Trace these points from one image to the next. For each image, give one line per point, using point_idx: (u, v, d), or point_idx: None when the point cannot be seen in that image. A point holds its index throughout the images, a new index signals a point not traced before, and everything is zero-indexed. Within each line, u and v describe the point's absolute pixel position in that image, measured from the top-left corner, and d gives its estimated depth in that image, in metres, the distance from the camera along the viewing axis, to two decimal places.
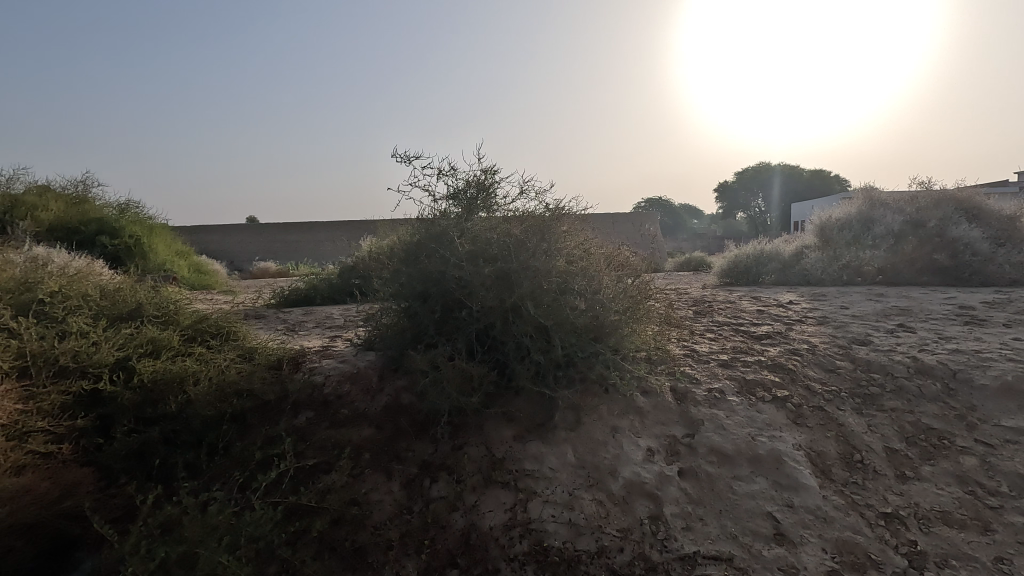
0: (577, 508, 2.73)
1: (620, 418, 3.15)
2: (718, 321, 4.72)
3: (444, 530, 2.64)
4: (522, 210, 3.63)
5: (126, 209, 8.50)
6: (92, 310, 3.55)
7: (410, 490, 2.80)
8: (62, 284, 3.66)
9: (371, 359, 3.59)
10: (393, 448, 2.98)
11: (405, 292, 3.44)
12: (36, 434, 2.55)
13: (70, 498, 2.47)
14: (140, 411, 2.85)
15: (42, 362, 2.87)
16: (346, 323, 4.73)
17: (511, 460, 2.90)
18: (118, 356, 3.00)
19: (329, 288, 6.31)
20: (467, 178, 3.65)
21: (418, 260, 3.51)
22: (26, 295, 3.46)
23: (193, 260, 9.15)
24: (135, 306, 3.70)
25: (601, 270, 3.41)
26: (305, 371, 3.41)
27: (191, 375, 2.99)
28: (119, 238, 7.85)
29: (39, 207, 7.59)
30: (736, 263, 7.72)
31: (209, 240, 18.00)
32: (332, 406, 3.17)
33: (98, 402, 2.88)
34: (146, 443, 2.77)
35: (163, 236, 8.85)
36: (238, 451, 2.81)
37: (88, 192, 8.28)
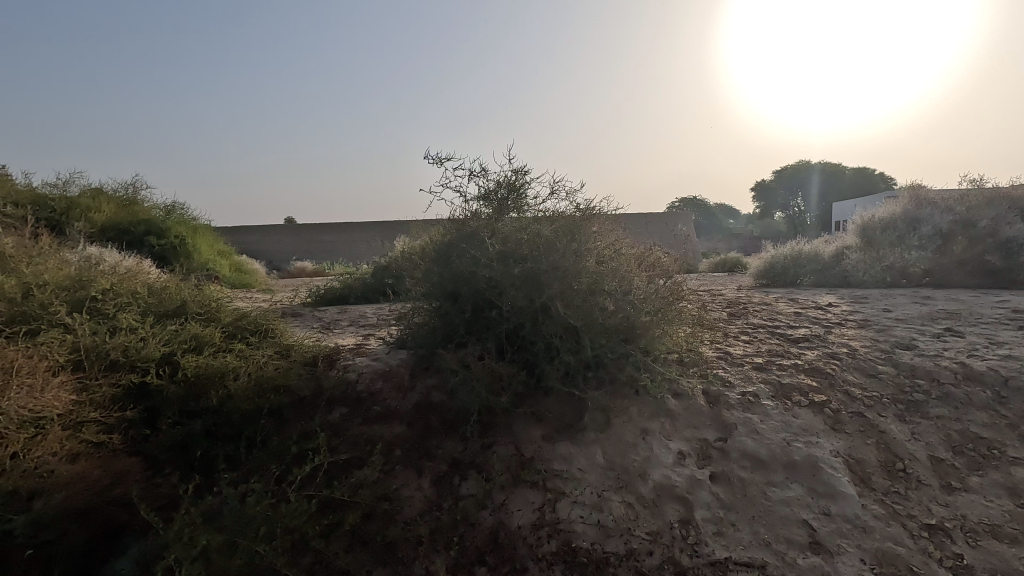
0: (606, 509, 2.72)
1: (651, 420, 3.12)
2: (754, 323, 4.61)
3: (472, 528, 2.65)
4: (553, 210, 3.64)
5: (172, 209, 8.87)
6: (142, 307, 3.72)
7: (440, 487, 2.83)
8: (114, 282, 3.86)
9: (403, 357, 3.67)
10: (424, 446, 3.02)
11: (437, 293, 3.50)
12: (89, 424, 2.62)
13: (119, 486, 2.53)
14: (185, 404, 2.97)
15: (95, 355, 3.00)
16: (379, 322, 4.84)
17: (540, 460, 2.90)
18: (165, 351, 3.14)
19: (364, 288, 6.44)
20: (498, 179, 3.71)
21: (449, 261, 3.56)
22: (81, 292, 3.64)
23: (234, 259, 9.48)
24: (179, 303, 3.87)
25: (631, 271, 3.40)
26: (339, 369, 3.52)
27: (231, 370, 3.10)
28: (166, 238, 8.19)
29: (92, 208, 7.91)
30: (772, 264, 7.55)
31: (249, 239, 18.60)
32: (364, 402, 3.25)
33: (144, 395, 2.99)
34: (188, 435, 2.86)
35: (206, 236, 9.17)
36: (274, 445, 2.88)
37: (138, 194, 8.66)
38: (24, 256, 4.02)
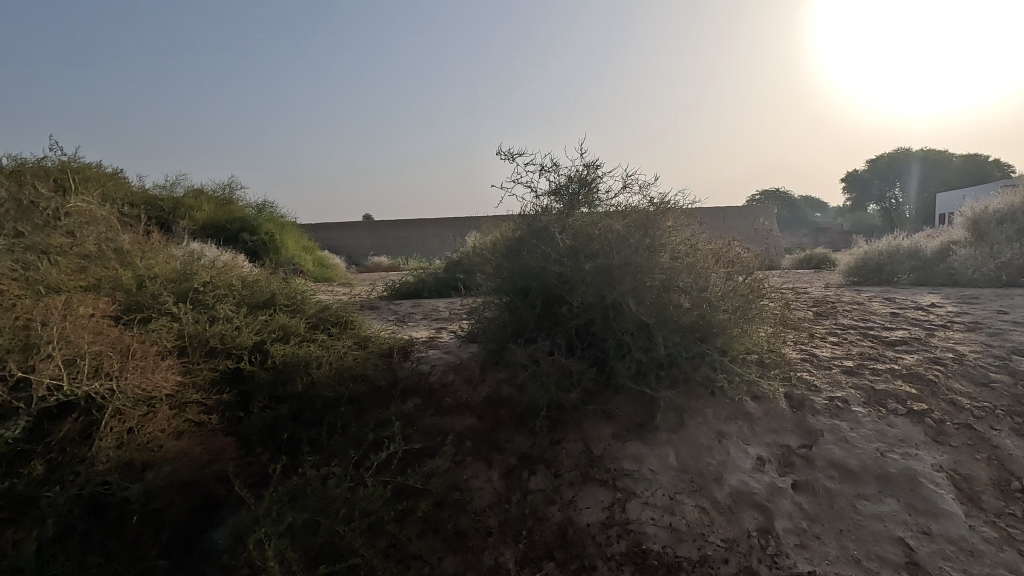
0: (679, 513, 2.64)
1: (727, 422, 2.99)
2: (844, 324, 4.30)
3: (541, 523, 2.66)
4: (626, 204, 3.54)
5: (263, 208, 9.51)
6: (236, 298, 4.01)
7: (509, 480, 2.85)
8: (213, 275, 4.19)
9: (474, 351, 3.74)
10: (493, 439, 3.06)
11: (507, 288, 3.53)
12: (192, 405, 2.72)
13: (218, 463, 2.60)
14: (274, 390, 3.17)
15: (196, 342, 3.25)
16: (451, 316, 4.95)
17: (610, 459, 2.86)
18: (256, 339, 3.39)
19: (437, 283, 6.62)
20: (569, 174, 3.66)
21: (519, 256, 3.58)
22: (185, 284, 3.98)
23: (317, 254, 10.04)
24: (269, 296, 4.15)
25: (708, 267, 3.27)
26: (413, 360, 3.65)
27: (314, 359, 3.29)
28: (257, 234, 8.80)
29: (195, 207, 8.61)
30: (865, 260, 7.01)
31: (331, 236, 19.62)
32: (436, 394, 3.34)
33: (238, 380, 3.22)
34: (276, 419, 3.05)
35: (292, 233, 9.76)
36: (353, 432, 3.01)
37: (233, 194, 9.35)
38: (138, 250, 4.44)
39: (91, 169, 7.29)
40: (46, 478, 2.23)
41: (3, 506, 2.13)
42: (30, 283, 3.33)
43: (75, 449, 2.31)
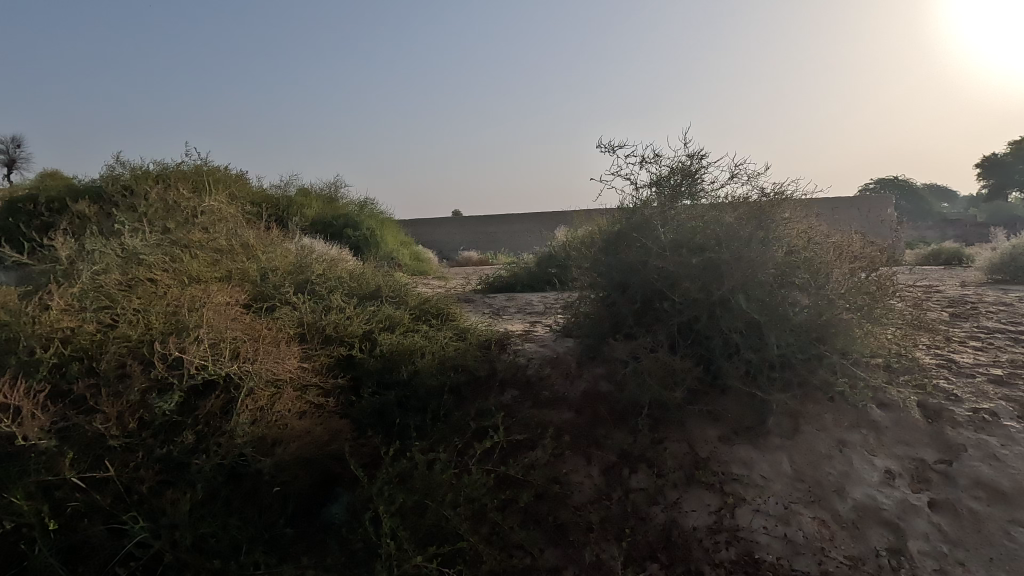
0: (795, 523, 2.48)
1: (850, 431, 2.76)
2: (988, 327, 3.82)
3: (644, 522, 2.59)
4: (733, 195, 3.39)
5: (365, 205, 10.08)
6: (346, 290, 4.27)
7: (609, 477, 2.81)
8: (325, 268, 4.49)
9: (570, 345, 3.73)
10: (592, 434, 3.02)
11: (604, 282, 3.48)
12: (311, 387, 2.96)
13: (336, 442, 2.79)
14: (382, 376, 3.34)
15: (313, 330, 3.50)
16: (545, 310, 4.97)
17: (716, 462, 2.74)
18: (366, 329, 3.60)
19: (530, 277, 6.67)
20: (672, 165, 3.55)
21: (618, 250, 3.50)
22: (302, 276, 4.30)
23: (413, 249, 10.50)
24: (375, 288, 4.39)
25: (828, 262, 3.03)
26: (510, 353, 3.71)
27: (418, 349, 3.44)
28: (360, 230, 9.34)
29: (306, 205, 9.31)
30: (1009, 256, 6.19)
31: (423, 231, 20.43)
32: (534, 387, 3.37)
33: (350, 366, 3.43)
34: (384, 404, 3.20)
35: (390, 228, 10.25)
36: (455, 420, 3.10)
37: (338, 192, 9.98)
38: (261, 245, 4.86)
39: (220, 171, 8.06)
40: (195, 447, 2.48)
41: (162, 470, 2.39)
42: (176, 273, 3.73)
43: (218, 423, 2.56)
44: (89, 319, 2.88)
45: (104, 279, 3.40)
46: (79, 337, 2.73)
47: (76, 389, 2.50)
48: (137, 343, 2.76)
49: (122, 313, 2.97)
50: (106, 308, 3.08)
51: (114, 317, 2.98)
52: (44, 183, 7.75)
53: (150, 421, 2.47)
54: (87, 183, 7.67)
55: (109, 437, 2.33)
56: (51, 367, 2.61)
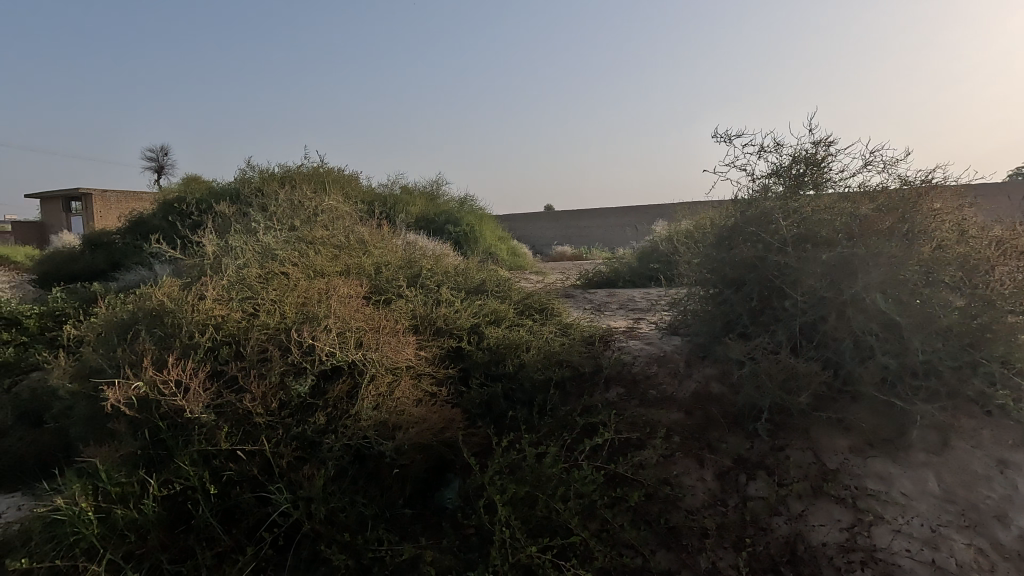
0: (944, 549, 2.25)
1: (1014, 450, 2.52)
2: None
3: (764, 533, 2.44)
4: (867, 185, 3.12)
5: (465, 201, 10.39)
6: (453, 284, 4.43)
7: (724, 482, 2.68)
8: (433, 263, 4.69)
9: (678, 344, 3.62)
10: (704, 437, 2.89)
11: (717, 279, 3.31)
12: (425, 377, 3.10)
13: (449, 430, 2.90)
14: (489, 368, 3.42)
15: (425, 322, 3.67)
16: (649, 307, 4.85)
17: (847, 474, 2.54)
18: (473, 322, 3.72)
19: (631, 273, 6.53)
20: (794, 153, 3.30)
21: (731, 245, 3.31)
22: (412, 271, 4.52)
23: (510, 244, 10.67)
24: (480, 283, 4.52)
25: (987, 258, 2.72)
26: (615, 350, 3.66)
27: (524, 343, 3.50)
28: (460, 225, 9.63)
29: (411, 202, 9.75)
30: None
31: (518, 226, 20.68)
32: (641, 385, 3.29)
33: (459, 357, 3.55)
34: (492, 395, 3.27)
35: (489, 224, 10.48)
36: (561, 415, 3.10)
37: (440, 189, 10.37)
38: (374, 240, 5.17)
39: (335, 172, 8.67)
40: (326, 427, 2.69)
41: (298, 447, 2.61)
42: (303, 267, 4.06)
43: (345, 406, 2.75)
44: (236, 308, 3.23)
45: (245, 272, 3.78)
46: (228, 323, 3.07)
47: (227, 370, 2.80)
48: (275, 331, 3.04)
49: (262, 303, 3.30)
50: (248, 299, 3.43)
51: (255, 308, 3.31)
52: (191, 187, 8.77)
53: (288, 401, 2.71)
54: (225, 186, 8.56)
55: (255, 414, 2.59)
56: (207, 350, 2.94)
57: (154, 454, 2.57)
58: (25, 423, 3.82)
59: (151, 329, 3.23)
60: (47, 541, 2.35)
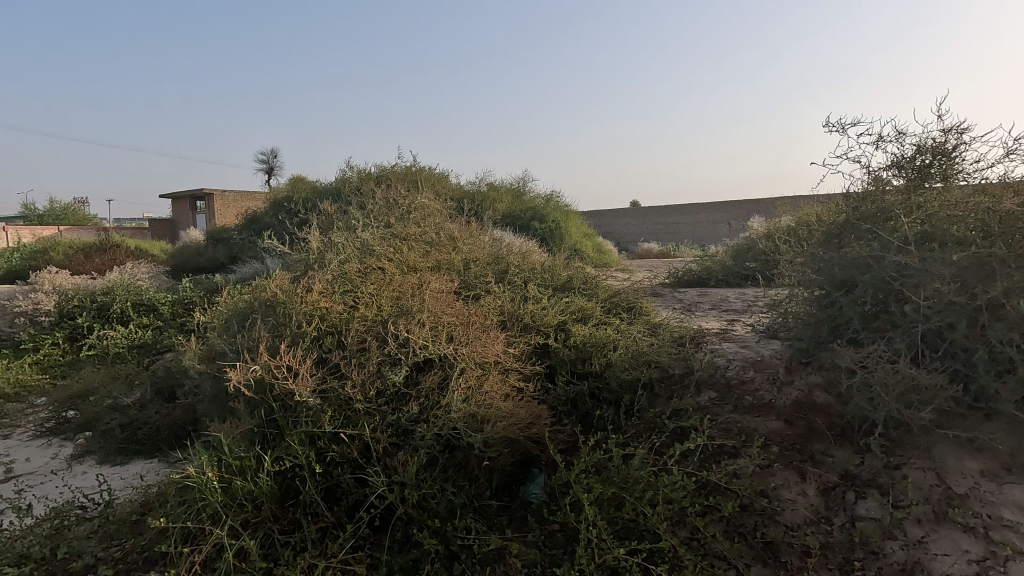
0: None
1: None
2: None
3: (876, 557, 2.23)
4: (1005, 178, 2.80)
5: (551, 198, 10.40)
6: (540, 281, 4.46)
7: (829, 499, 2.49)
8: (520, 260, 4.74)
9: (778, 349, 3.42)
10: (807, 449, 2.71)
11: (824, 280, 3.07)
12: (513, 372, 3.15)
13: (536, 426, 2.90)
14: (575, 365, 3.40)
15: (513, 318, 3.72)
16: (745, 308, 4.61)
17: (977, 500, 2.30)
18: (560, 319, 3.72)
19: (724, 271, 6.23)
20: (918, 142, 3.00)
21: (842, 244, 3.09)
22: (500, 267, 4.60)
23: (597, 241, 10.55)
24: (567, 281, 4.52)
25: None
26: (707, 352, 3.52)
27: (611, 343, 3.45)
28: (547, 222, 9.65)
29: (498, 199, 9.91)
30: None
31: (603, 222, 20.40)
32: (735, 390, 3.14)
33: (546, 354, 3.56)
34: (578, 394, 3.25)
35: (575, 220, 10.42)
36: (649, 417, 3.02)
37: (526, 186, 10.44)
38: (464, 237, 5.31)
39: (426, 171, 8.99)
40: (419, 416, 2.79)
41: (393, 434, 2.75)
42: (398, 263, 4.26)
43: (436, 397, 2.85)
44: (338, 301, 3.45)
45: (347, 267, 4.03)
46: (332, 315, 3.29)
47: (331, 358, 3.00)
48: (374, 323, 3.22)
49: (361, 296, 3.50)
50: (349, 292, 3.65)
51: (355, 300, 3.52)
52: (298, 187, 9.47)
53: (384, 389, 2.86)
54: (327, 185, 9.15)
55: (355, 400, 2.76)
56: (313, 339, 3.17)
57: (268, 432, 2.81)
58: (161, 397, 4.31)
59: (265, 318, 3.53)
60: (180, 504, 2.64)
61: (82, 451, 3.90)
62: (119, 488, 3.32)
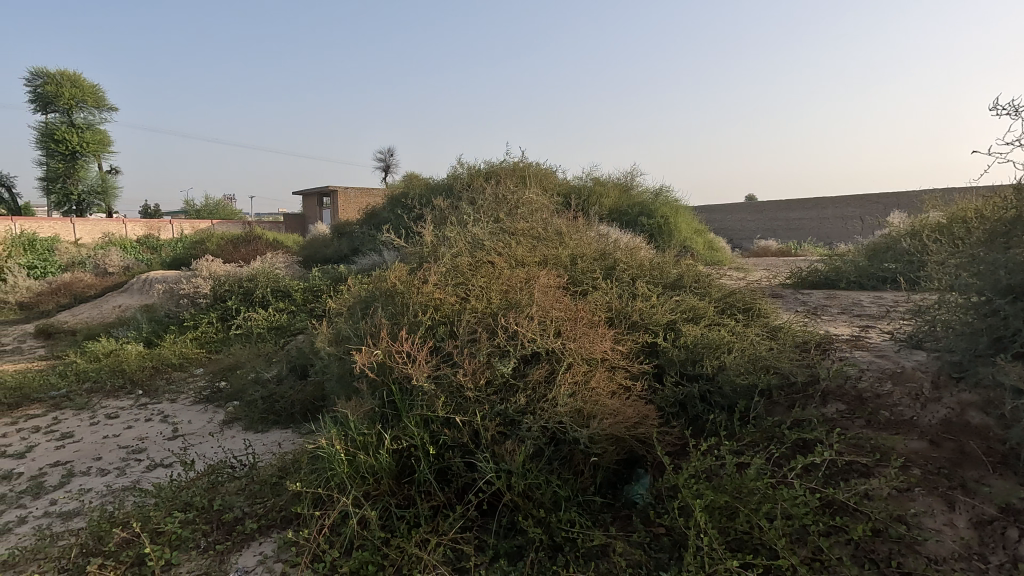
0: None
1: None
2: None
3: None
4: None
5: (660, 192, 10.06)
6: (649, 278, 4.35)
7: (983, 533, 2.19)
8: (628, 256, 4.65)
9: (922, 362, 3.06)
10: (957, 475, 2.40)
11: (983, 285, 2.69)
12: (619, 370, 3.11)
13: (643, 426, 2.84)
14: (685, 367, 3.27)
15: (620, 315, 3.67)
16: (881, 314, 4.17)
17: None
18: (670, 318, 3.61)
19: (857, 272, 5.66)
20: None
21: (1009, 245, 2.68)
22: (608, 263, 4.54)
23: (708, 238, 10.05)
24: (677, 279, 4.38)
25: None
26: (836, 361, 3.24)
27: (725, 345, 3.29)
28: (655, 218, 9.35)
29: (604, 194, 9.76)
30: None
31: None
32: (869, 404, 2.86)
33: (654, 353, 3.47)
34: (688, 396, 3.13)
35: (685, 216, 10.00)
36: (768, 426, 2.84)
37: (634, 180, 10.18)
38: (570, 232, 5.31)
39: (533, 167, 9.09)
40: (526, 408, 2.85)
41: (500, 423, 2.83)
42: (507, 257, 4.37)
43: (543, 390, 2.89)
44: (451, 293, 3.61)
45: (459, 261, 4.21)
46: (445, 306, 3.45)
47: (444, 347, 3.16)
48: (484, 316, 3.34)
49: (472, 289, 3.64)
50: (461, 285, 3.81)
51: (467, 292, 3.67)
52: (412, 184, 10.01)
53: (493, 379, 2.95)
54: (439, 182, 9.58)
55: (466, 388, 2.87)
56: (428, 328, 3.36)
57: (387, 413, 3.02)
58: (295, 374, 4.80)
59: (385, 307, 3.79)
60: (312, 471, 2.92)
61: (232, 417, 4.45)
62: (261, 452, 3.75)
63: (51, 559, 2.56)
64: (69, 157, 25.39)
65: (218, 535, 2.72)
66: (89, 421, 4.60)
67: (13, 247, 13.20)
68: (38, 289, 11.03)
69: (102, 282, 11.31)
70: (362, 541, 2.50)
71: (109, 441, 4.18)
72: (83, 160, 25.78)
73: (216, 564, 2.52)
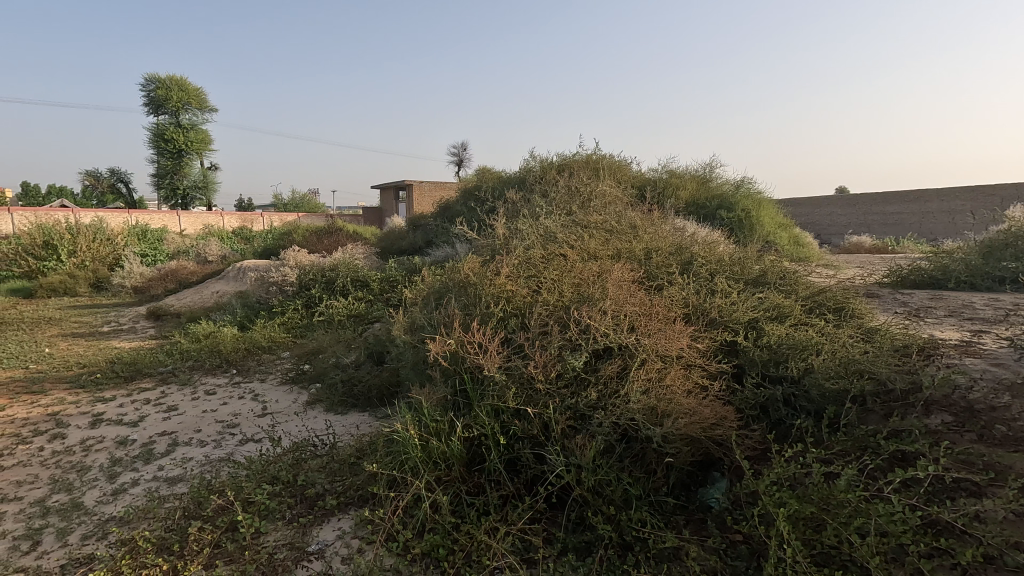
0: None
1: None
2: None
3: None
4: None
5: (741, 184, 9.57)
6: (728, 273, 4.16)
7: None
8: (706, 250, 4.47)
9: None
10: None
11: None
12: (696, 368, 2.99)
13: (720, 428, 2.71)
14: (768, 368, 3.09)
15: (697, 311, 3.54)
16: (998, 318, 3.75)
17: None
18: (751, 317, 3.44)
19: (968, 271, 5.13)
20: None
21: None
22: (684, 258, 4.39)
23: (794, 232, 9.45)
24: (759, 275, 4.16)
25: None
26: (942, 368, 2.95)
27: (813, 346, 3.08)
28: (735, 211, 8.91)
29: (681, 186, 9.41)
30: None
31: None
32: (981, 416, 2.58)
33: (734, 353, 3.31)
34: (770, 398, 2.96)
35: (769, 209, 9.45)
36: (861, 435, 2.63)
37: (712, 172, 9.75)
38: (644, 224, 5.18)
39: (607, 159, 8.92)
40: (597, 403, 2.80)
41: (571, 416, 2.80)
42: (579, 249, 4.33)
43: (615, 386, 2.84)
44: (523, 285, 3.63)
45: (531, 253, 4.22)
46: (517, 298, 3.47)
47: (516, 339, 3.18)
48: (556, 309, 3.33)
49: (544, 282, 3.64)
50: (533, 277, 3.81)
51: (538, 285, 3.67)
52: (486, 177, 10.12)
53: (564, 373, 2.93)
54: (511, 175, 9.63)
55: (537, 380, 2.87)
56: (499, 319, 3.39)
57: (459, 401, 3.08)
58: (372, 360, 5.01)
59: (458, 297, 3.86)
60: (387, 454, 3.03)
61: (314, 399, 4.72)
62: (341, 432, 3.96)
63: (159, 518, 2.82)
64: (176, 155, 27.80)
65: (301, 509, 2.89)
66: (191, 396, 5.03)
67: (129, 237, 14.63)
68: (149, 275, 12.17)
69: (202, 270, 12.30)
70: (434, 524, 2.57)
71: (208, 414, 4.56)
72: (187, 158, 28.10)
73: (298, 535, 2.67)
